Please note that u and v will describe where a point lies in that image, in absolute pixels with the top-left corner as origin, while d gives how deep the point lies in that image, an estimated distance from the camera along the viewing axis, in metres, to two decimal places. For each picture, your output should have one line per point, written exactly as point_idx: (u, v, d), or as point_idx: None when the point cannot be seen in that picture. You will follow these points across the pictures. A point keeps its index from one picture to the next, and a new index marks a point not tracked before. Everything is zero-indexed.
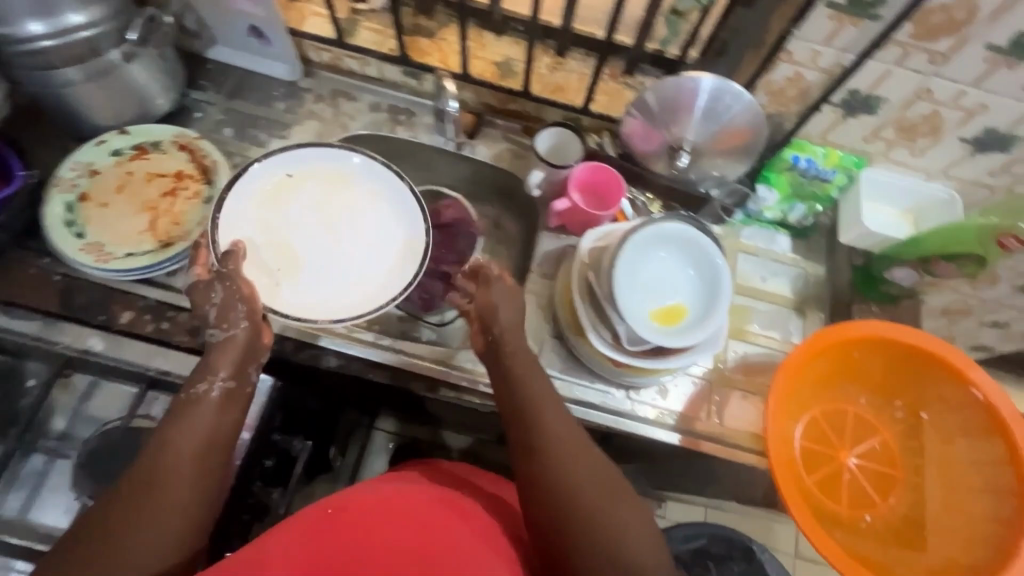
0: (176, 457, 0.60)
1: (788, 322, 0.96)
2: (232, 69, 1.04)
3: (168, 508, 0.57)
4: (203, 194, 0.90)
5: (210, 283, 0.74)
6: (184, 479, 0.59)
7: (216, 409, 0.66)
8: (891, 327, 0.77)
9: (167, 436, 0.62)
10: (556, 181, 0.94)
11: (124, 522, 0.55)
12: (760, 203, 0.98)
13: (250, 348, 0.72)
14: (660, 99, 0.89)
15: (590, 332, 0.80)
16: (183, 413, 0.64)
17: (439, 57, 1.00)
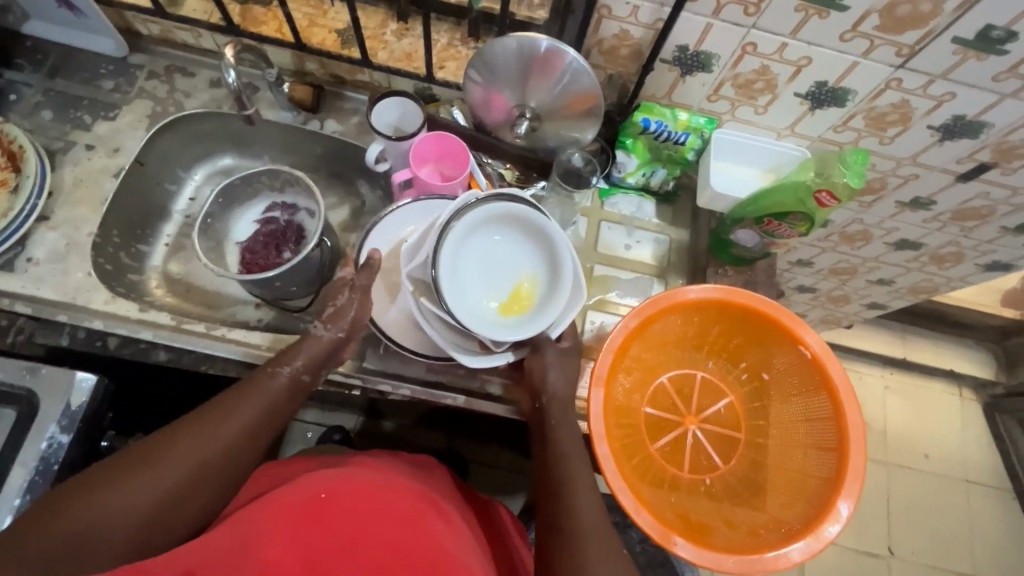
0: (237, 424, 0.66)
1: (649, 288, 0.95)
2: (52, 46, 0.96)
3: (195, 464, 0.62)
4: (11, 184, 0.84)
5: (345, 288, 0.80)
6: (225, 443, 0.64)
7: (280, 394, 0.71)
8: (720, 289, 0.76)
9: (227, 401, 0.67)
10: (400, 154, 0.90)
11: (178, 457, 0.61)
12: (621, 170, 0.96)
13: (332, 353, 0.77)
14: (493, 62, 0.84)
15: (450, 347, 0.76)
16: (254, 388, 0.70)
17: (275, 27, 0.93)
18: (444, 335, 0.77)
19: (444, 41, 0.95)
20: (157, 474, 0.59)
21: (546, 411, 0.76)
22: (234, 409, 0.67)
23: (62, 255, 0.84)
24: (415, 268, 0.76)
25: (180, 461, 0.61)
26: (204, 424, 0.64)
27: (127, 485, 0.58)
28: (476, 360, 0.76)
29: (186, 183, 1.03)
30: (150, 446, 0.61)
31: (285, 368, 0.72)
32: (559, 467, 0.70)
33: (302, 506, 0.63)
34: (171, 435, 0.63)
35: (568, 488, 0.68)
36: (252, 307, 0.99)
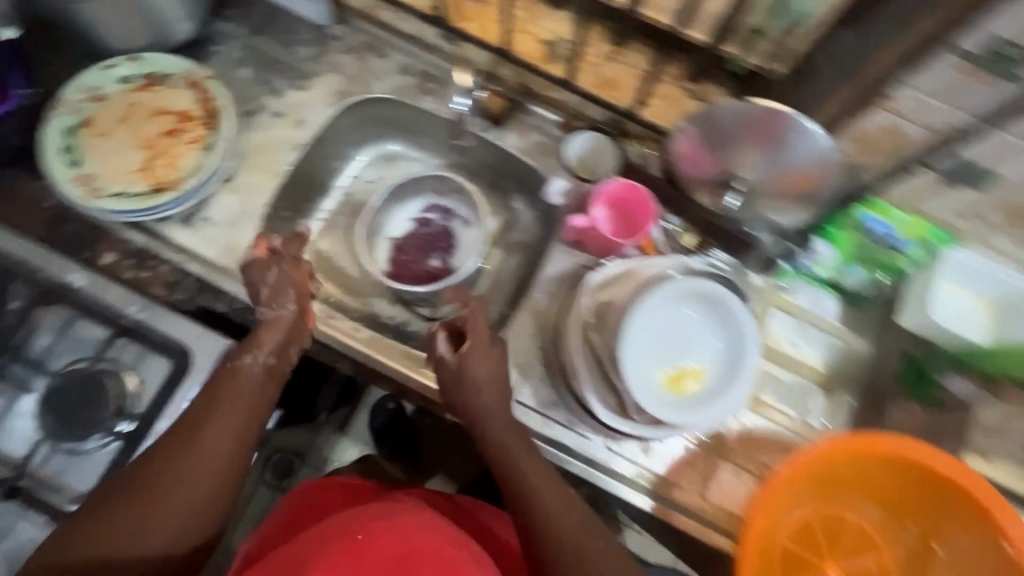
0: (221, 435, 0.63)
1: (810, 399, 0.85)
2: (260, 1, 0.95)
3: (204, 487, 0.60)
4: (204, 140, 0.84)
5: (270, 261, 0.77)
6: (219, 455, 0.62)
7: (256, 387, 0.68)
8: (920, 451, 0.65)
9: (211, 406, 0.64)
10: (580, 194, 0.83)
11: (168, 477, 0.59)
12: (814, 259, 0.85)
13: (294, 331, 0.75)
14: (721, 120, 0.75)
15: (592, 395, 0.70)
16: (231, 379, 0.67)
17: (479, 26, 0.89)
18: (590, 379, 0.71)
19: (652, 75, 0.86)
20: (163, 497, 0.58)
21: (479, 427, 0.69)
22: (220, 419, 0.64)
23: (236, 221, 0.85)
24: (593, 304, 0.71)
25: (185, 482, 0.59)
26: (193, 442, 0.61)
27: (137, 506, 0.57)
28: (613, 421, 0.70)
29: (350, 162, 1.01)
30: (150, 468, 0.60)
31: (248, 356, 0.69)
32: (519, 476, 0.63)
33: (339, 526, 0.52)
34: (176, 457, 0.60)
35: (538, 496, 0.62)
36: (387, 302, 0.99)
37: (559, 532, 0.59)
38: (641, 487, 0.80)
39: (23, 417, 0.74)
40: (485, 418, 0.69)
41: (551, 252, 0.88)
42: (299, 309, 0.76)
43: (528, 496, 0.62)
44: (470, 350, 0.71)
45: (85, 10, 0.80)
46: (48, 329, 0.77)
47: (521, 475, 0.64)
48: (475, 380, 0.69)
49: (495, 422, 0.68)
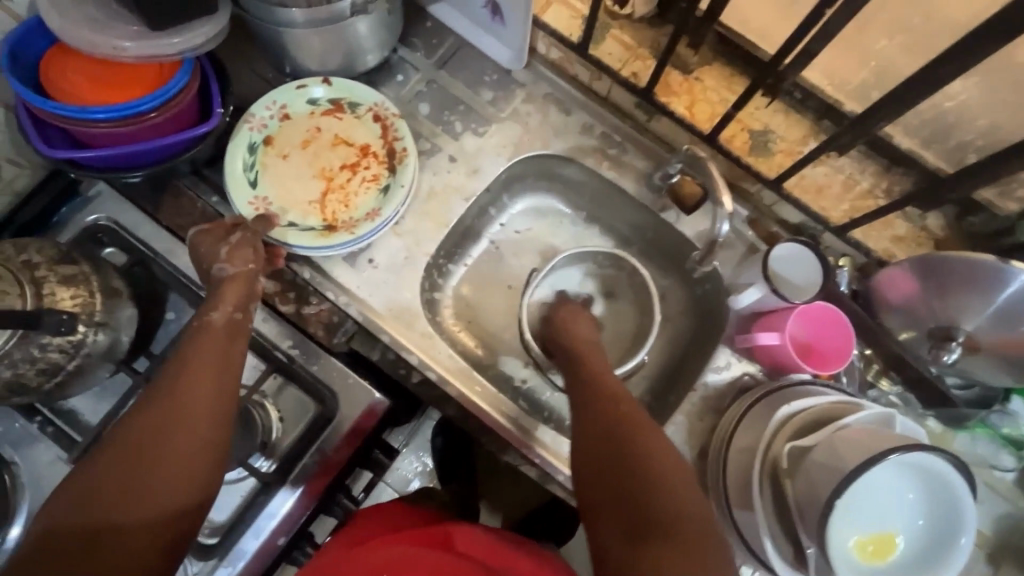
0: (198, 388, 0.58)
1: (972, 566, 0.78)
2: (449, 34, 0.91)
3: (179, 460, 0.54)
4: (382, 182, 0.82)
5: (233, 228, 0.73)
6: (198, 398, 0.58)
7: (221, 343, 0.64)
8: None
9: (183, 377, 0.59)
10: (767, 306, 0.78)
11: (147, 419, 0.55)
12: (1008, 419, 0.78)
13: (254, 292, 0.70)
14: (958, 272, 0.67)
15: (767, 540, 0.66)
16: (198, 339, 0.63)
17: (687, 102, 0.83)
18: (770, 521, 0.67)
19: (864, 186, 0.79)
20: (154, 474, 0.53)
21: (609, 399, 0.67)
22: (195, 384, 0.59)
23: (399, 268, 0.82)
24: (794, 449, 0.66)
25: (171, 449, 0.54)
26: (177, 387, 0.58)
27: (133, 473, 0.52)
28: (789, 575, 0.65)
29: (505, 210, 0.96)
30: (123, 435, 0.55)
31: (215, 313, 0.66)
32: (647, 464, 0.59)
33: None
34: (143, 418, 0.56)
35: (681, 492, 0.57)
36: (520, 363, 0.93)
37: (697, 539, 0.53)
38: None
39: None
40: (594, 417, 0.65)
41: (716, 355, 0.82)
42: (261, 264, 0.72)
43: (653, 483, 0.57)
44: (569, 309, 0.83)
45: (292, 34, 0.76)
46: None
47: (647, 457, 0.60)
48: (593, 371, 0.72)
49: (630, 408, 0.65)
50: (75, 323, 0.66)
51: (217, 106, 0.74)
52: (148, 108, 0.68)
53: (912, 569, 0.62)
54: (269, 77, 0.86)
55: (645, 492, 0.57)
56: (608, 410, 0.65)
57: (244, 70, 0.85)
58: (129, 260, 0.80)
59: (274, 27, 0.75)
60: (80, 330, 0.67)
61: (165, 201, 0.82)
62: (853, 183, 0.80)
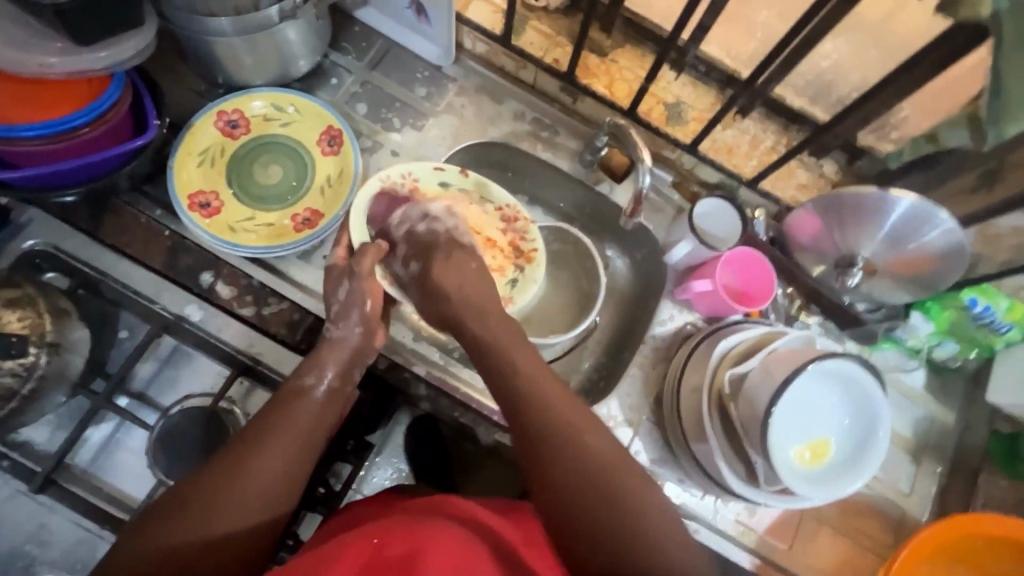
0: (302, 420, 0.65)
1: (898, 466, 0.89)
2: (378, 36, 0.94)
3: (267, 488, 0.60)
4: (339, 192, 0.85)
5: (342, 277, 0.76)
6: (293, 427, 0.64)
7: (320, 405, 0.68)
8: None
9: (276, 418, 0.64)
10: (697, 258, 0.86)
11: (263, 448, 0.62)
12: (910, 331, 0.88)
13: (359, 351, 0.74)
14: (851, 204, 0.77)
15: (721, 462, 0.73)
16: (294, 400, 0.66)
17: (606, 83, 0.90)
18: (723, 445, 0.74)
19: (767, 142, 0.89)
20: (239, 497, 0.58)
21: (512, 368, 0.65)
22: (289, 420, 0.64)
23: None
24: (737, 376, 0.73)
25: (260, 480, 0.59)
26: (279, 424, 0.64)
27: (227, 491, 0.58)
28: (743, 491, 0.72)
29: None
30: (215, 467, 0.60)
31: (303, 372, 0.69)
32: (578, 441, 0.59)
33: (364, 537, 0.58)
34: (236, 448, 0.61)
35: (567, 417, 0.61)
36: None
37: (631, 510, 0.56)
38: (745, 546, 0.83)
39: (126, 450, 0.78)
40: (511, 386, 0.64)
41: (660, 309, 0.90)
42: (365, 330, 0.74)
43: (572, 458, 0.58)
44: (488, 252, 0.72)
45: (223, 43, 0.78)
46: (156, 358, 0.82)
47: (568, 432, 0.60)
48: (521, 383, 0.63)
49: (539, 385, 0.63)
50: (25, 345, 0.69)
51: (153, 117, 0.75)
52: (80, 124, 0.69)
53: (850, 463, 0.70)
54: (203, 89, 0.87)
55: (560, 471, 0.58)
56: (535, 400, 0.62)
57: (176, 84, 0.86)
58: (72, 282, 0.79)
59: (205, 38, 0.77)
60: (31, 353, 0.69)
61: (106, 220, 0.80)
62: (759, 142, 0.89)
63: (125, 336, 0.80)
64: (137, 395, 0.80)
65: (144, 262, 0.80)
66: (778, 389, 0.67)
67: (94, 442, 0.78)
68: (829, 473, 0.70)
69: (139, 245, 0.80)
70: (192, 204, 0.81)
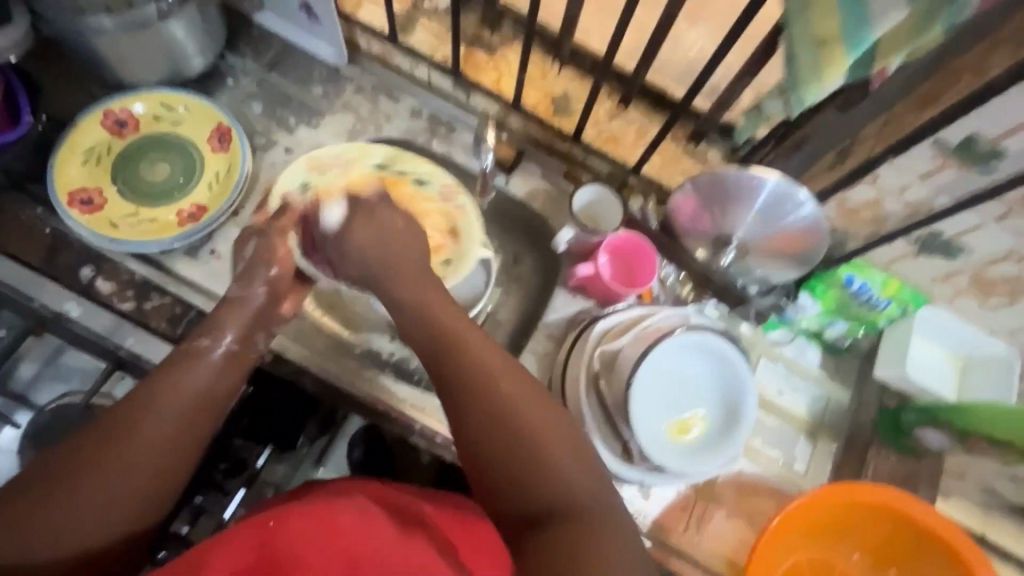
0: (191, 389, 0.63)
1: (794, 444, 0.89)
2: (275, 38, 0.96)
3: (144, 463, 0.59)
4: (226, 187, 0.85)
5: (252, 235, 0.77)
6: (180, 402, 0.62)
7: (212, 372, 0.65)
8: (899, 496, 0.71)
9: (163, 384, 0.62)
10: (585, 243, 0.87)
11: (143, 427, 0.59)
12: (799, 312, 0.89)
13: (261, 316, 0.73)
14: (720, 184, 0.80)
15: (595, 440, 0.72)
16: (188, 364, 0.64)
17: (494, 78, 0.93)
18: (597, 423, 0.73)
19: (652, 131, 0.91)
20: (114, 474, 0.57)
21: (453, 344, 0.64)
22: (179, 389, 0.62)
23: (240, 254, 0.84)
24: (610, 350, 0.74)
25: (137, 457, 0.58)
26: (163, 398, 0.61)
27: (97, 466, 0.57)
28: (615, 467, 0.72)
29: None
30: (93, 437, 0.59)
31: (204, 339, 0.67)
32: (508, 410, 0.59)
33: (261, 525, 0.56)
34: (111, 419, 0.59)
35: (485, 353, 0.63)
36: (386, 337, 0.95)
37: (555, 472, 0.56)
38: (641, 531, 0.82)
39: (2, 453, 0.77)
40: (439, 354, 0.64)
41: (554, 297, 0.91)
42: (272, 291, 0.74)
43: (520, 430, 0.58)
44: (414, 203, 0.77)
45: (101, 41, 0.79)
46: (35, 360, 0.81)
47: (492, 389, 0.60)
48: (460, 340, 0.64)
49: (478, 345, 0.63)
50: None
51: (25, 113, 0.77)
52: None
53: (720, 437, 0.71)
54: (93, 90, 0.88)
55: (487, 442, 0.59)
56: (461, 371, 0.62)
57: (64, 85, 0.87)
58: None
59: (81, 36, 0.78)
60: None
61: None
62: (644, 131, 0.91)
63: None
64: (13, 395, 0.78)
65: (20, 259, 0.79)
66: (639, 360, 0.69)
67: None
68: (699, 449, 0.70)
69: (17, 243, 0.79)
70: (72, 201, 0.81)
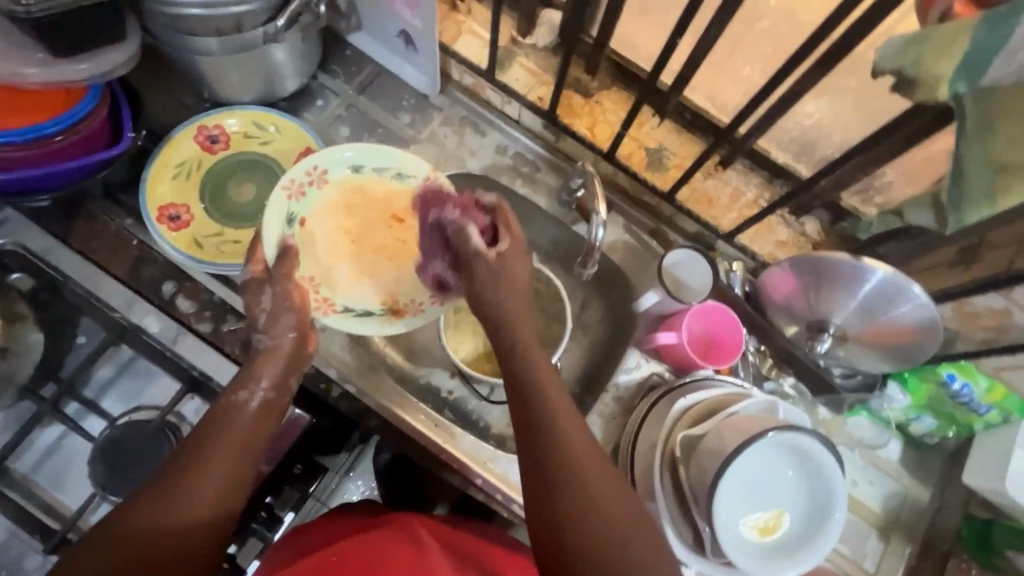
0: (237, 441, 0.58)
1: (865, 541, 0.85)
2: (368, 61, 0.95)
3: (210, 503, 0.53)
4: None
5: (262, 285, 0.71)
6: (224, 454, 0.56)
7: (257, 418, 0.61)
8: None
9: (207, 440, 0.57)
10: (668, 308, 0.84)
11: (191, 481, 0.53)
12: (886, 402, 0.85)
13: (295, 360, 0.68)
14: (826, 268, 0.74)
15: (668, 525, 0.70)
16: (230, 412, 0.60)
17: (588, 124, 0.89)
18: (671, 508, 0.71)
19: (749, 195, 0.87)
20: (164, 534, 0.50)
21: (554, 410, 0.56)
22: (230, 433, 0.58)
23: None
24: (691, 436, 0.71)
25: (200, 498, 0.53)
26: (207, 453, 0.55)
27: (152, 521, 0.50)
28: (686, 556, 0.70)
29: None
30: (140, 497, 0.52)
31: (243, 390, 0.62)
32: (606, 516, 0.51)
33: (324, 561, 0.57)
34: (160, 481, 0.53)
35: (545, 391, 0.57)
36: (446, 373, 0.92)
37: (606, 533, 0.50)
38: None
39: (75, 458, 0.77)
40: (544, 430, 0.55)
41: (627, 357, 0.87)
42: (300, 337, 0.69)
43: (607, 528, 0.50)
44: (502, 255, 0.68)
45: (205, 61, 0.78)
46: (115, 365, 0.81)
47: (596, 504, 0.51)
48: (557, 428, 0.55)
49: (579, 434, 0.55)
50: None
51: (126, 130, 0.76)
52: (53, 132, 0.69)
53: (801, 541, 0.67)
54: (187, 102, 0.88)
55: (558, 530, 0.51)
56: (574, 460, 0.53)
57: (161, 96, 0.87)
58: (36, 283, 0.79)
59: (187, 55, 0.77)
60: None
61: (75, 227, 0.80)
62: (739, 194, 0.87)
63: (82, 342, 0.79)
64: (88, 403, 0.79)
65: (108, 270, 0.80)
66: (728, 458, 0.64)
67: (36, 446, 0.77)
68: (777, 553, 0.67)
69: (107, 253, 0.80)
70: (161, 216, 0.81)
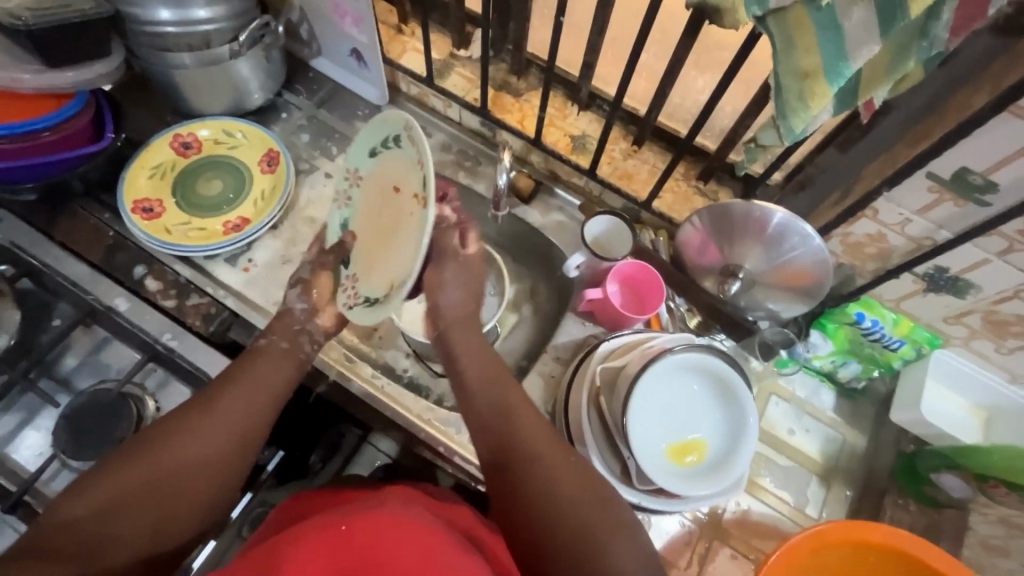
0: (260, 391, 0.67)
1: (805, 486, 0.86)
2: (327, 80, 1.08)
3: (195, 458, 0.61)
4: (270, 203, 0.95)
5: None
6: (250, 399, 0.66)
7: (282, 376, 0.69)
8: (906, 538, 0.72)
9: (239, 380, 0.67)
10: (597, 270, 0.91)
11: (218, 415, 0.63)
12: (810, 349, 0.88)
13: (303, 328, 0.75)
14: (725, 219, 0.82)
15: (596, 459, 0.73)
16: (267, 355, 0.69)
17: (518, 118, 1.01)
18: (599, 441, 0.74)
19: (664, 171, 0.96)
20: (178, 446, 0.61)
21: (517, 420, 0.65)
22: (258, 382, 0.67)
23: (274, 266, 0.93)
24: (605, 368, 0.77)
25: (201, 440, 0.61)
26: (233, 394, 0.65)
27: (130, 483, 0.58)
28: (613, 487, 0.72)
29: None
30: (173, 420, 0.63)
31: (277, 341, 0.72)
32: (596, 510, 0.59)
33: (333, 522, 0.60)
34: (196, 403, 0.64)
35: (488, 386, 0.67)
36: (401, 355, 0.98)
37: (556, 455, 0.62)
38: None
39: (39, 433, 0.82)
40: (522, 477, 0.61)
41: (565, 322, 0.93)
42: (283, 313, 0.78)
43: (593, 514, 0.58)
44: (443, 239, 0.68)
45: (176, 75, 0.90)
46: (80, 351, 0.86)
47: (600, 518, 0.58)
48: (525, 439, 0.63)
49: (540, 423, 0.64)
50: None
51: (108, 131, 0.88)
52: (41, 128, 0.80)
53: (721, 463, 0.71)
54: (165, 117, 1.00)
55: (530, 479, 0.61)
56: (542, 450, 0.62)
57: (142, 113, 1.00)
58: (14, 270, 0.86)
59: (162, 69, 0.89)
60: None
61: (59, 221, 0.90)
62: (657, 170, 0.96)
63: (56, 323, 0.85)
64: (61, 379, 0.84)
65: (84, 256, 0.88)
66: (637, 376, 0.71)
67: (7, 419, 0.81)
68: (698, 478, 0.70)
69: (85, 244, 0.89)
70: (135, 208, 0.91)
